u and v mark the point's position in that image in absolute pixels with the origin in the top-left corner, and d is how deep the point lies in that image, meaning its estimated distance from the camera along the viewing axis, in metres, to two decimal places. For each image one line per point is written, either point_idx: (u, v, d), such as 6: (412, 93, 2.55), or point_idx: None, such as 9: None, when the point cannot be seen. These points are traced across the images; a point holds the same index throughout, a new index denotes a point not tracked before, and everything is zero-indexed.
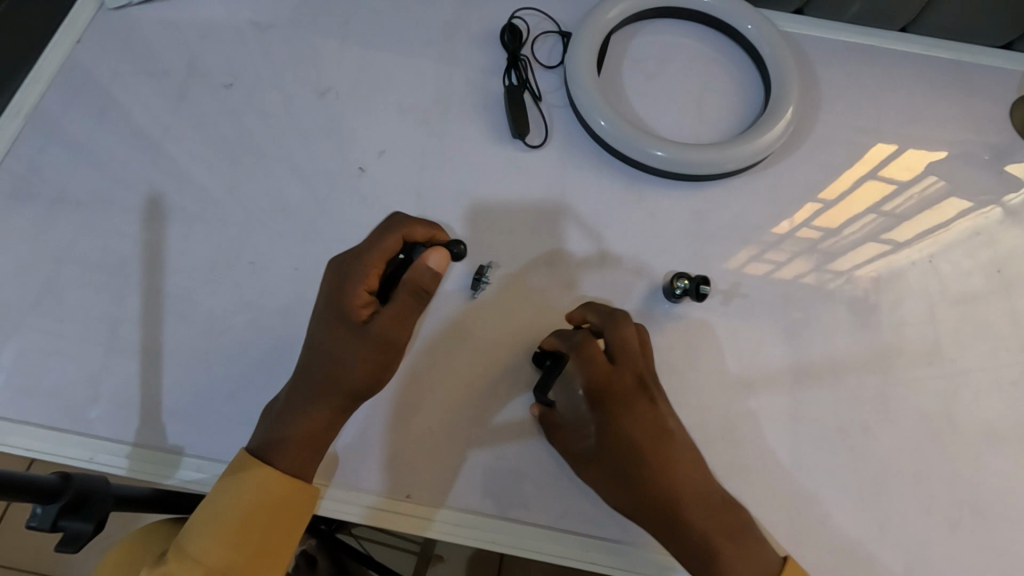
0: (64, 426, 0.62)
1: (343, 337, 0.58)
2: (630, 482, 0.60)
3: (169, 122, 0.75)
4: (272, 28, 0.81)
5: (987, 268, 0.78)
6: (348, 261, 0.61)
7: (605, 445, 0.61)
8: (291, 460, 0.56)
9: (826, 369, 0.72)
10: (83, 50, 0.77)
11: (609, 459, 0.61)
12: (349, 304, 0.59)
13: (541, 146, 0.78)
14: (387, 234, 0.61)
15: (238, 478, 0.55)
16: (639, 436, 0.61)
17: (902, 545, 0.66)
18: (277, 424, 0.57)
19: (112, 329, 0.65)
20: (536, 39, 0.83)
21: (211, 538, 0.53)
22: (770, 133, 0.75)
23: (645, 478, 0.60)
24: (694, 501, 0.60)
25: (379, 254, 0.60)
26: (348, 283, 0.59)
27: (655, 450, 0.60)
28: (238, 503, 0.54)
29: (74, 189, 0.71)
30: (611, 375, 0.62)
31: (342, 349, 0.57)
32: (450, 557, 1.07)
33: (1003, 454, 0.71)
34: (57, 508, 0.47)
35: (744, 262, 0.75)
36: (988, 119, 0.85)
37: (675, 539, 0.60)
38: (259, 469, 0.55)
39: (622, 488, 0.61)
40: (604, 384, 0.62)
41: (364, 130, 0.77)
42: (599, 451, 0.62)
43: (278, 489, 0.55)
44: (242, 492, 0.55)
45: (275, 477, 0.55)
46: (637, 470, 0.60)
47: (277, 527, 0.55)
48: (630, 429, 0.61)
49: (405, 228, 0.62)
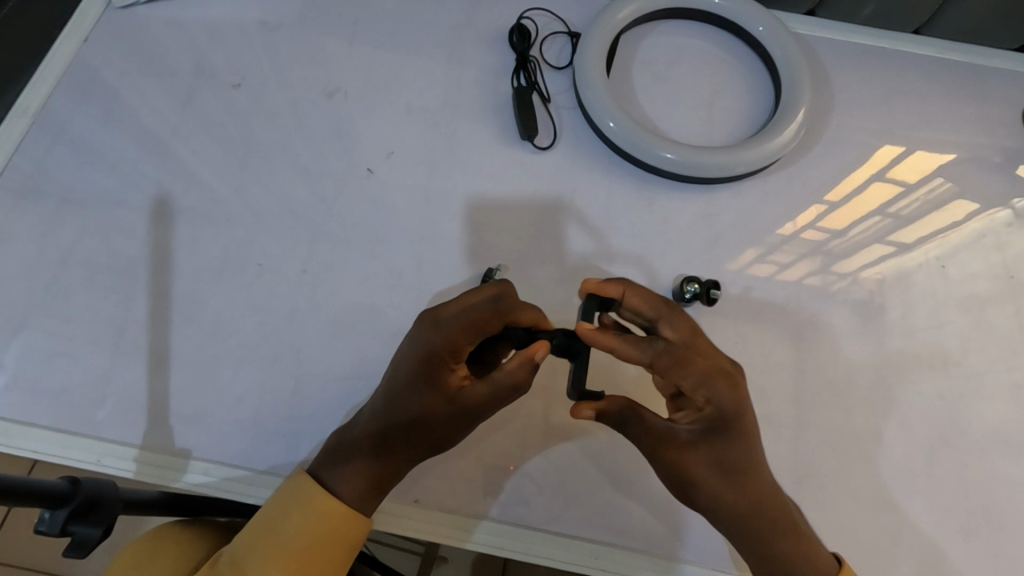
0: (72, 428, 0.62)
1: (430, 405, 0.56)
2: (726, 477, 0.57)
3: (177, 121, 0.74)
4: (281, 27, 0.80)
5: (997, 271, 0.78)
6: (436, 327, 0.57)
7: (705, 439, 0.58)
8: (340, 476, 0.57)
9: (836, 374, 0.71)
10: (90, 48, 0.77)
11: (707, 453, 0.58)
12: (433, 371, 0.57)
13: (550, 148, 0.78)
14: (482, 300, 0.58)
15: (300, 501, 0.56)
16: (739, 437, 0.58)
17: (911, 551, 0.66)
18: (336, 445, 0.58)
19: (120, 331, 0.65)
20: (545, 39, 0.83)
21: (267, 551, 0.54)
22: (781, 136, 0.75)
23: (740, 475, 0.58)
24: (776, 498, 0.59)
25: (471, 327, 0.57)
26: (435, 349, 0.57)
27: (755, 447, 0.59)
28: (299, 526, 0.55)
29: (82, 189, 0.71)
30: (713, 378, 0.58)
31: (405, 404, 0.57)
32: (455, 558, 1.07)
33: (1012, 458, 0.71)
34: (66, 512, 0.46)
35: (754, 264, 0.75)
36: (998, 122, 0.85)
37: (753, 533, 0.58)
38: (322, 496, 0.56)
39: (713, 480, 0.57)
40: (708, 388, 0.58)
41: (373, 130, 0.76)
42: (699, 442, 0.58)
43: (338, 517, 0.56)
44: (302, 515, 0.55)
45: (339, 507, 0.56)
46: (733, 466, 0.58)
47: (329, 548, 0.56)
48: (734, 429, 0.58)
49: (501, 298, 0.58)
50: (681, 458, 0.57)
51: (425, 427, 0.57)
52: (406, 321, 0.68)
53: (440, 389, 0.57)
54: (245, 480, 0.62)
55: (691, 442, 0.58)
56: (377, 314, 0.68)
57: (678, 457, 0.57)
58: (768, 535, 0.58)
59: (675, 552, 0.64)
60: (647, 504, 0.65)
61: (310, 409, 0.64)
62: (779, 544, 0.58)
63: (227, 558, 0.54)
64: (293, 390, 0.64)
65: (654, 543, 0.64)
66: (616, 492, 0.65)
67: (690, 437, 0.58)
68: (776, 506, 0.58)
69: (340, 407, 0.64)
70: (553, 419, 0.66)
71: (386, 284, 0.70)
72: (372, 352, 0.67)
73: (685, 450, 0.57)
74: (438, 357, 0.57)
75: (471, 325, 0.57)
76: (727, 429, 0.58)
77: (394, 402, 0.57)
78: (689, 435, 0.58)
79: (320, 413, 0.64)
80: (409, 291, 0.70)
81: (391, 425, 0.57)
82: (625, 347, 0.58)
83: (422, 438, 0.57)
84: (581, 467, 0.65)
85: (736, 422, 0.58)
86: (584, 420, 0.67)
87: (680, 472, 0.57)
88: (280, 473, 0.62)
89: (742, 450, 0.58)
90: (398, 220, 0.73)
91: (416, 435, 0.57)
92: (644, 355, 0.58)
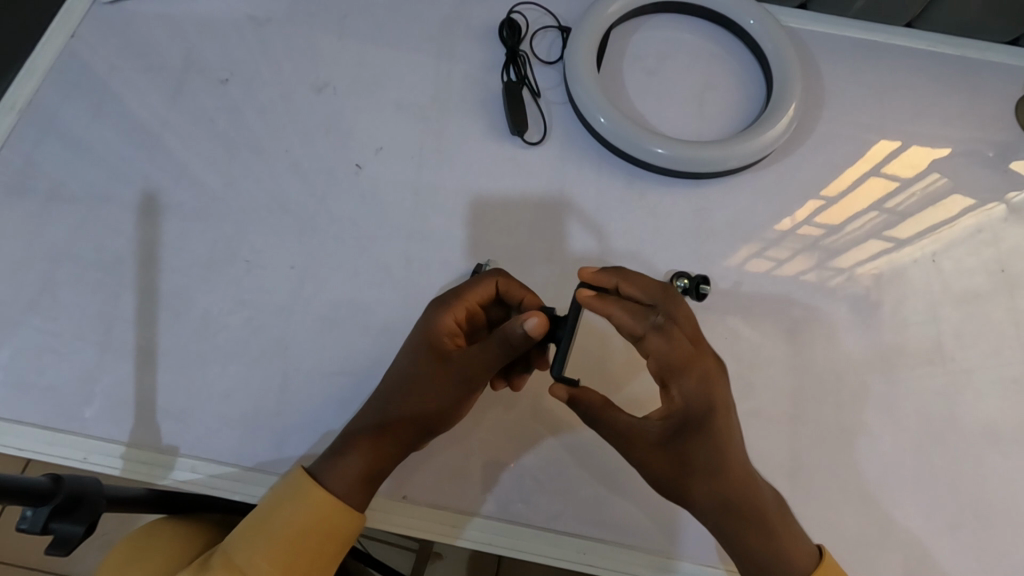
0: (59, 425, 0.62)
1: (432, 376, 0.59)
2: (693, 478, 0.57)
3: (166, 116, 0.74)
4: (269, 22, 0.80)
5: (990, 266, 0.77)
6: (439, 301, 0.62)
7: (674, 436, 0.58)
8: (331, 471, 0.56)
9: (829, 369, 0.71)
10: (78, 43, 0.76)
11: (678, 449, 0.58)
12: (435, 338, 0.60)
13: (540, 143, 0.77)
14: (481, 280, 0.63)
15: (294, 492, 0.55)
16: (709, 435, 0.58)
17: (902, 547, 0.66)
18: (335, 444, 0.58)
19: (107, 328, 0.65)
20: (535, 34, 0.82)
21: (249, 544, 0.54)
22: (771, 130, 0.74)
23: (712, 473, 0.57)
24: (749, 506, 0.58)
25: (471, 297, 0.62)
26: (434, 320, 0.61)
27: (732, 446, 0.58)
28: (291, 516, 0.55)
29: (70, 185, 0.70)
30: (690, 366, 0.59)
31: (408, 379, 0.59)
32: (449, 555, 1.07)
33: (1003, 453, 0.70)
34: (48, 510, 0.46)
35: (746, 259, 0.75)
36: (991, 116, 0.84)
37: (738, 528, 0.57)
38: (314, 486, 0.55)
39: (682, 480, 0.58)
40: (682, 378, 0.59)
41: (362, 125, 0.76)
42: (667, 440, 0.58)
43: (330, 509, 0.55)
44: (295, 505, 0.55)
45: (330, 498, 0.55)
46: (701, 466, 0.57)
47: (309, 546, 0.55)
48: (704, 426, 0.58)
49: (499, 279, 0.62)
50: (652, 458, 0.58)
51: (420, 400, 0.58)
52: (395, 317, 0.68)
53: (438, 354, 0.59)
54: (234, 477, 0.61)
55: (660, 440, 0.58)
56: (367, 311, 0.68)
57: (644, 456, 0.58)
58: (745, 536, 0.57)
59: (664, 549, 0.64)
60: (638, 499, 0.64)
61: (300, 405, 0.64)
62: (765, 537, 0.57)
63: (219, 552, 0.54)
64: (280, 387, 0.64)
65: (642, 539, 0.63)
66: (604, 487, 0.65)
67: (658, 435, 0.58)
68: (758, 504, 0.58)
69: (329, 404, 0.64)
70: (542, 415, 0.66)
71: (375, 280, 0.69)
72: (362, 349, 0.66)
73: (651, 447, 0.58)
74: (436, 325, 0.60)
75: (469, 300, 0.62)
76: (698, 424, 0.58)
77: (390, 386, 0.59)
78: (657, 432, 0.59)
79: (309, 409, 0.64)
80: (398, 286, 0.69)
81: (391, 413, 0.58)
82: (622, 315, 0.60)
83: (412, 417, 0.58)
84: (569, 460, 0.65)
85: (707, 418, 0.58)
86: (575, 414, 0.66)
87: (647, 471, 0.58)
88: (268, 469, 0.62)
89: (709, 451, 0.57)
90: (388, 216, 0.72)
91: (404, 419, 0.58)
92: (639, 324, 0.60)
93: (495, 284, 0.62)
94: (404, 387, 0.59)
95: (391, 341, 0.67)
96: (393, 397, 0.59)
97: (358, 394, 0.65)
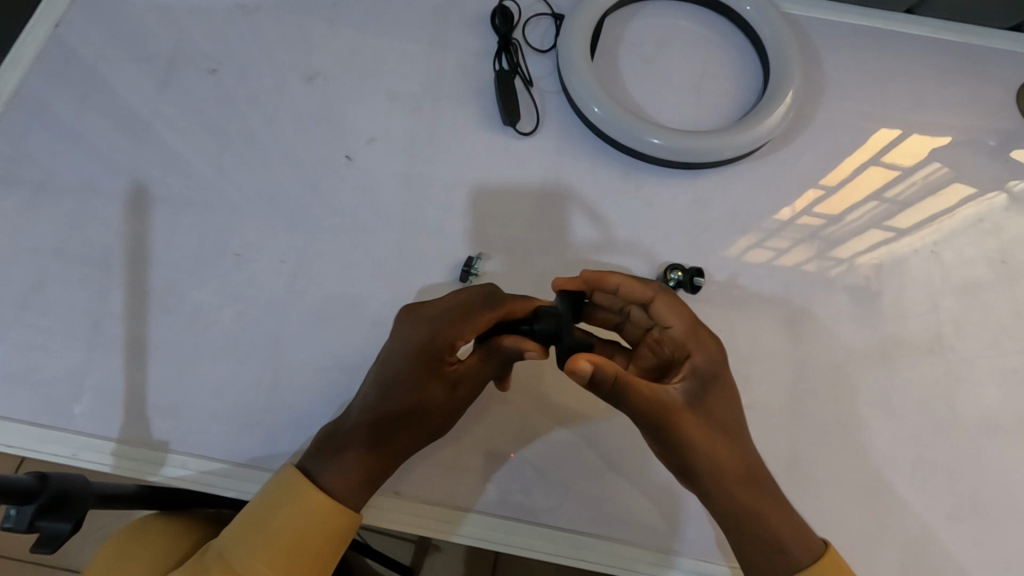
0: (48, 421, 0.61)
1: (425, 377, 0.58)
2: (717, 447, 0.57)
3: (154, 107, 0.73)
4: (259, 11, 0.78)
5: (992, 256, 0.76)
6: (437, 324, 0.59)
7: (699, 395, 0.59)
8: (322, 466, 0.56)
9: (827, 361, 0.70)
10: (64, 33, 0.75)
11: (702, 410, 0.58)
12: (434, 359, 0.59)
13: (535, 133, 0.76)
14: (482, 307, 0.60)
15: (282, 490, 0.55)
16: (725, 391, 0.60)
17: (901, 543, 0.65)
18: (326, 440, 0.58)
19: (96, 323, 0.64)
20: (529, 22, 0.81)
21: (240, 544, 0.53)
22: (769, 119, 0.73)
23: (732, 434, 0.59)
24: (766, 467, 0.59)
25: (475, 321, 0.59)
26: (434, 348, 0.59)
27: (737, 409, 0.60)
28: (280, 515, 0.54)
29: (56, 178, 0.69)
30: (698, 328, 0.61)
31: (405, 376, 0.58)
32: (448, 547, 1.07)
33: (1001, 444, 0.70)
34: (33, 509, 0.48)
35: (743, 250, 0.74)
36: (995, 103, 0.83)
37: (745, 510, 0.57)
38: (303, 483, 0.55)
39: (709, 447, 0.57)
40: (694, 340, 0.61)
41: (354, 116, 0.75)
42: (693, 402, 0.58)
43: (316, 506, 0.54)
44: (283, 503, 0.54)
45: (320, 497, 0.55)
46: (726, 423, 0.59)
47: (301, 543, 0.54)
48: (721, 380, 0.60)
49: (504, 304, 0.60)
50: (683, 426, 0.57)
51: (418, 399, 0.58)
52: (388, 312, 0.67)
53: (438, 373, 0.59)
54: (224, 473, 0.61)
55: (687, 402, 0.58)
56: (358, 305, 0.67)
57: (676, 421, 0.57)
58: (764, 511, 0.57)
59: (661, 544, 0.63)
60: (635, 491, 0.64)
61: (292, 401, 0.63)
62: (773, 524, 0.57)
63: (211, 551, 0.54)
64: (271, 383, 0.64)
65: (639, 533, 0.63)
66: (601, 481, 0.64)
67: (685, 396, 0.58)
68: (766, 483, 0.58)
69: (320, 400, 0.64)
70: (540, 409, 0.66)
71: (368, 273, 0.68)
72: (354, 343, 0.66)
73: (683, 410, 0.57)
74: (439, 351, 0.59)
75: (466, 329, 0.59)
76: (716, 381, 0.60)
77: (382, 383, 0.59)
78: (684, 395, 0.58)
79: (301, 405, 0.63)
80: (391, 280, 0.68)
81: (385, 411, 0.57)
82: (628, 283, 0.63)
83: (407, 413, 0.57)
84: (565, 457, 0.64)
85: (722, 375, 0.60)
86: (575, 408, 0.66)
87: (678, 439, 0.57)
88: (262, 464, 0.61)
89: (729, 408, 0.59)
90: (381, 209, 0.71)
91: (399, 417, 0.57)
92: (646, 289, 0.63)
93: (501, 311, 0.60)
94: (397, 387, 0.58)
95: (384, 335, 0.66)
96: (389, 391, 0.58)
97: (350, 389, 0.64)
